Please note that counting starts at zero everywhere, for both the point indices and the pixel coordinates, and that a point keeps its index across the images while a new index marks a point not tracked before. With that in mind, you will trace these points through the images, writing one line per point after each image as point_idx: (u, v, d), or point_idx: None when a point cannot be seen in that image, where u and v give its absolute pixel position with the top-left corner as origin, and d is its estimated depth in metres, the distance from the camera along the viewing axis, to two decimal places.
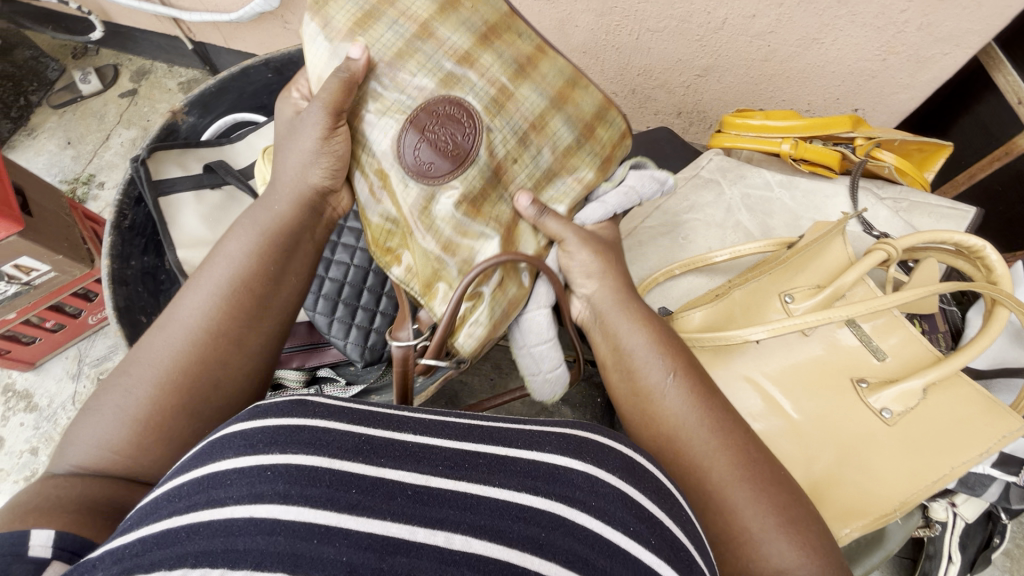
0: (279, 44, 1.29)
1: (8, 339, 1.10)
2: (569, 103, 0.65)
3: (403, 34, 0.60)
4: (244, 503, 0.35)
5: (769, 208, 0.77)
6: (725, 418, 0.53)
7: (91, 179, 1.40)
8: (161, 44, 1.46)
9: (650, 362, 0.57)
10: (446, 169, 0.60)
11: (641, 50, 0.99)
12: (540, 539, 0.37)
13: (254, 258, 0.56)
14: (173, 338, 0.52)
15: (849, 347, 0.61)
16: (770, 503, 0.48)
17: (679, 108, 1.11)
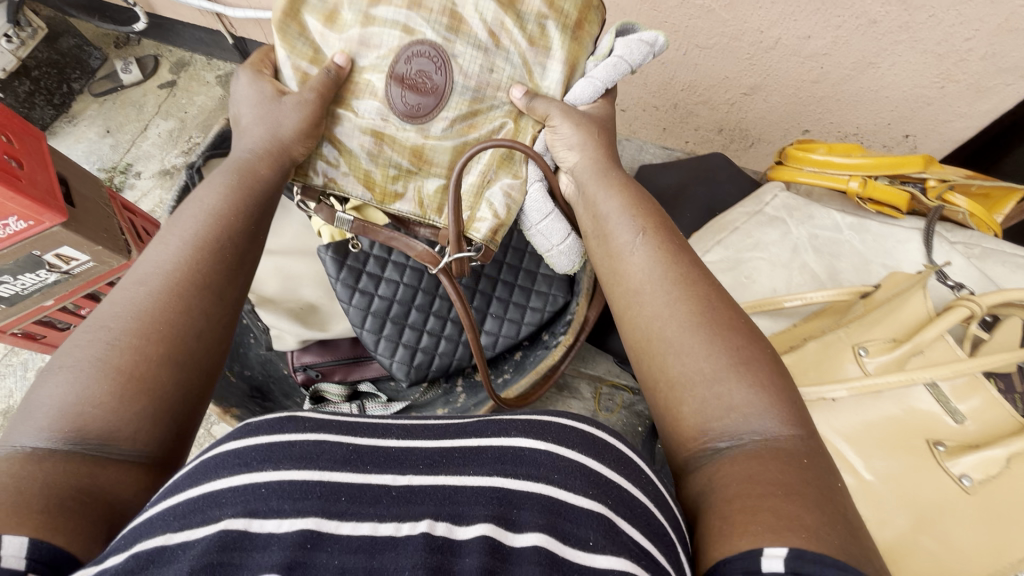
0: None
1: (44, 324, 1.12)
2: (520, 1, 0.69)
3: (358, 6, 0.69)
4: (239, 518, 0.35)
5: (838, 250, 0.76)
6: (694, 275, 0.51)
7: (128, 169, 1.42)
8: (201, 37, 1.48)
9: (620, 225, 0.58)
10: (433, 103, 0.71)
11: (688, 66, 0.97)
12: (514, 518, 0.37)
13: (221, 197, 0.56)
14: (146, 282, 0.49)
15: (926, 409, 0.59)
16: (722, 343, 0.46)
17: (721, 125, 1.08)
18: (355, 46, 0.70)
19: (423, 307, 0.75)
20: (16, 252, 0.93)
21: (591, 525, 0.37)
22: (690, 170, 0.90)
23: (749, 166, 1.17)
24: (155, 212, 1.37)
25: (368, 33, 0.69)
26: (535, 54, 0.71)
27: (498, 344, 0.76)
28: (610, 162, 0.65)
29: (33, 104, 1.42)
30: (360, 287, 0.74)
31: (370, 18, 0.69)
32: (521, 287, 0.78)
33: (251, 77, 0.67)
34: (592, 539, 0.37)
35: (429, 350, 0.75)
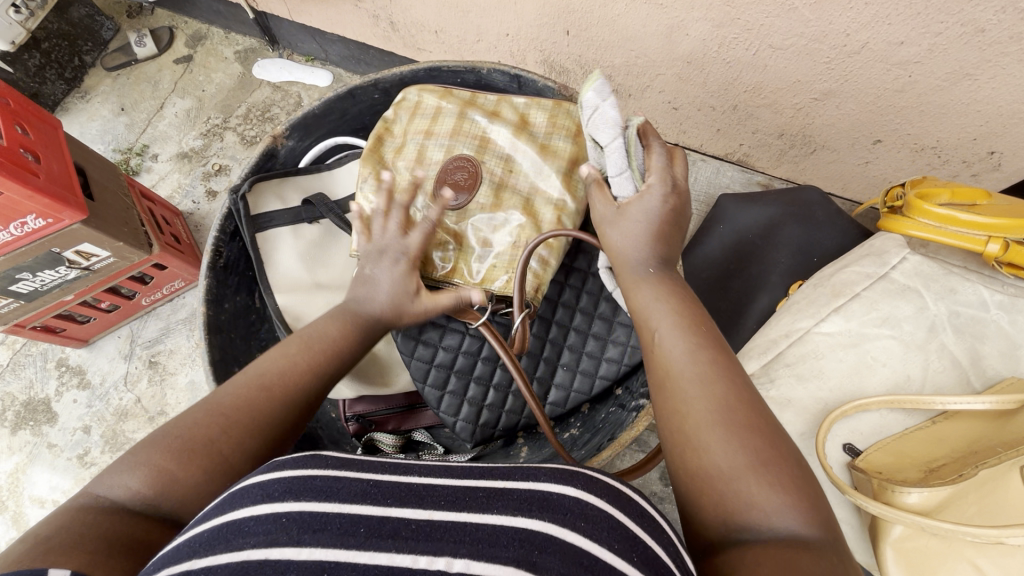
0: (345, 20, 1.22)
1: (64, 318, 1.09)
2: (532, 124, 0.73)
3: (414, 142, 0.73)
4: (261, 546, 0.36)
5: (981, 331, 0.64)
6: (737, 380, 0.45)
7: (145, 150, 1.35)
8: (219, 9, 1.39)
9: (658, 312, 0.51)
10: (463, 194, 0.70)
11: (756, 67, 0.89)
12: (533, 559, 0.36)
13: (335, 320, 0.59)
14: (268, 387, 0.51)
15: None
16: (749, 444, 0.41)
17: (783, 129, 1.00)
18: (412, 164, 0.72)
19: (489, 359, 0.70)
20: (35, 251, 0.88)
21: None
22: (786, 207, 0.84)
23: (808, 173, 1.09)
24: (174, 197, 1.32)
25: (424, 154, 0.72)
26: (550, 158, 0.71)
27: (568, 400, 0.72)
28: (661, 230, 0.56)
29: (44, 78, 1.35)
30: (424, 339, 0.70)
31: (423, 148, 0.72)
32: (595, 336, 0.72)
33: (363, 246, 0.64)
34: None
35: (495, 406, 0.71)
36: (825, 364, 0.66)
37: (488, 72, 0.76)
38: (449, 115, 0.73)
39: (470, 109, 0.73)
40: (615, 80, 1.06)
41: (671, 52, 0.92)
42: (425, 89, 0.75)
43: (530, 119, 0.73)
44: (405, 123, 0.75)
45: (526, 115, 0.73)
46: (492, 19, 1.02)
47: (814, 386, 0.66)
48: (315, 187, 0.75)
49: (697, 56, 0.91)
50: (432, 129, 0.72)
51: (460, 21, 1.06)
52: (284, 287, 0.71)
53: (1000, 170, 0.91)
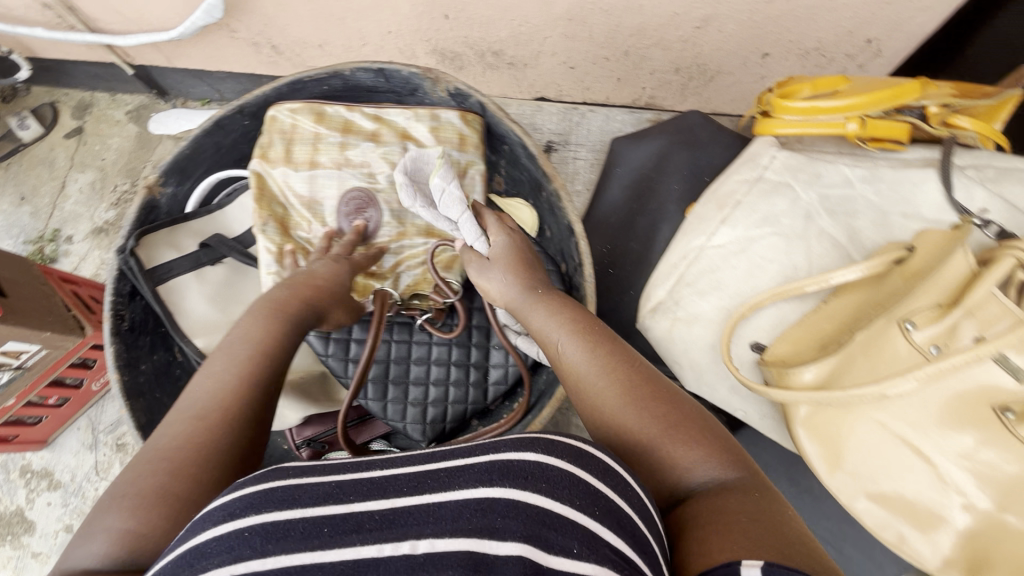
0: (227, 53, 1.18)
1: (13, 424, 1.04)
2: (413, 140, 0.75)
3: (302, 175, 0.74)
4: (224, 565, 0.35)
5: (852, 208, 0.68)
6: (624, 358, 0.52)
7: (57, 235, 1.30)
8: (99, 73, 1.34)
9: (551, 327, 0.56)
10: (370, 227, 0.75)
11: (633, 9, 0.90)
12: (494, 526, 0.38)
13: (260, 331, 0.54)
14: (203, 416, 0.47)
15: (1000, 384, 0.50)
16: (649, 412, 0.48)
17: (677, 64, 1.02)
18: (307, 201, 0.74)
19: (422, 359, 0.73)
20: None
21: (575, 535, 0.38)
22: (672, 134, 0.86)
23: (713, 100, 1.12)
24: (100, 275, 1.27)
25: (316, 188, 0.75)
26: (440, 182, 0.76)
27: (509, 375, 0.73)
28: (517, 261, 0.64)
29: None
30: (353, 356, 0.72)
31: (314, 180, 0.74)
32: None
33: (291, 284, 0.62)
34: (577, 547, 0.38)
35: (440, 400, 0.72)
36: (721, 275, 0.69)
37: (350, 73, 0.74)
38: (333, 144, 0.74)
39: (354, 135, 0.75)
40: (507, 54, 1.05)
41: (550, 13, 0.92)
42: (297, 109, 0.74)
43: (412, 132, 0.75)
44: (284, 149, 0.74)
45: (409, 131, 0.75)
46: (369, 20, 1.01)
47: (705, 302, 0.69)
48: (209, 230, 0.76)
49: (575, 12, 0.92)
50: (316, 160, 0.74)
51: (341, 30, 1.05)
52: (201, 331, 0.72)
53: (882, 56, 0.95)
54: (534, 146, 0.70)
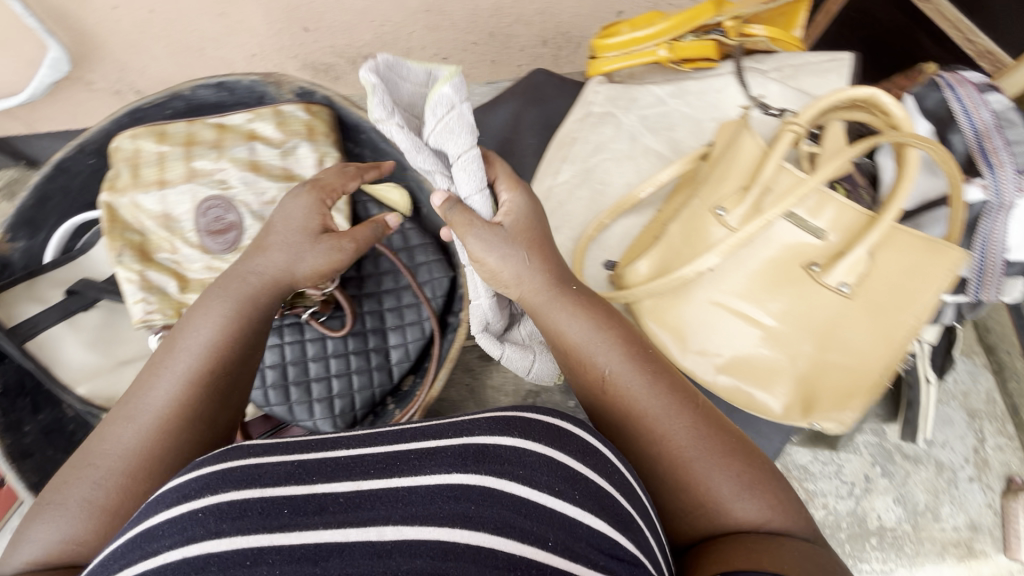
0: (88, 108, 1.11)
1: None
2: (260, 138, 0.74)
3: (153, 196, 0.73)
4: (177, 547, 0.37)
5: (670, 122, 0.76)
6: (682, 390, 0.53)
7: None
8: None
9: (597, 341, 0.55)
10: (231, 233, 0.73)
11: None
12: (468, 513, 0.40)
13: (214, 336, 0.53)
14: (141, 425, 0.48)
15: (789, 239, 0.63)
16: (722, 461, 0.49)
17: (544, 37, 1.07)
18: (162, 221, 0.73)
19: (319, 356, 0.74)
20: None
21: (552, 525, 0.41)
22: (521, 95, 0.88)
23: None
24: None
25: (170, 205, 0.73)
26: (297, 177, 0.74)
27: (410, 352, 0.76)
28: (536, 241, 0.58)
29: None
30: None
31: (166, 200, 0.73)
32: (403, 287, 0.77)
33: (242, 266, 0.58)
34: (552, 538, 0.40)
35: (345, 392, 0.74)
36: (569, 208, 0.76)
37: (191, 92, 0.75)
38: (179, 158, 0.73)
39: (197, 150, 0.73)
40: (379, 56, 1.06)
41: (406, 7, 0.94)
42: (138, 135, 0.73)
43: (258, 131, 0.74)
44: (130, 176, 0.73)
45: (254, 131, 0.74)
46: (230, 48, 0.99)
47: (565, 232, 0.76)
48: (75, 276, 0.78)
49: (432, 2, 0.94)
50: (165, 178, 0.73)
51: (203, 61, 1.02)
52: (80, 378, 0.73)
53: None
54: (388, 127, 0.72)
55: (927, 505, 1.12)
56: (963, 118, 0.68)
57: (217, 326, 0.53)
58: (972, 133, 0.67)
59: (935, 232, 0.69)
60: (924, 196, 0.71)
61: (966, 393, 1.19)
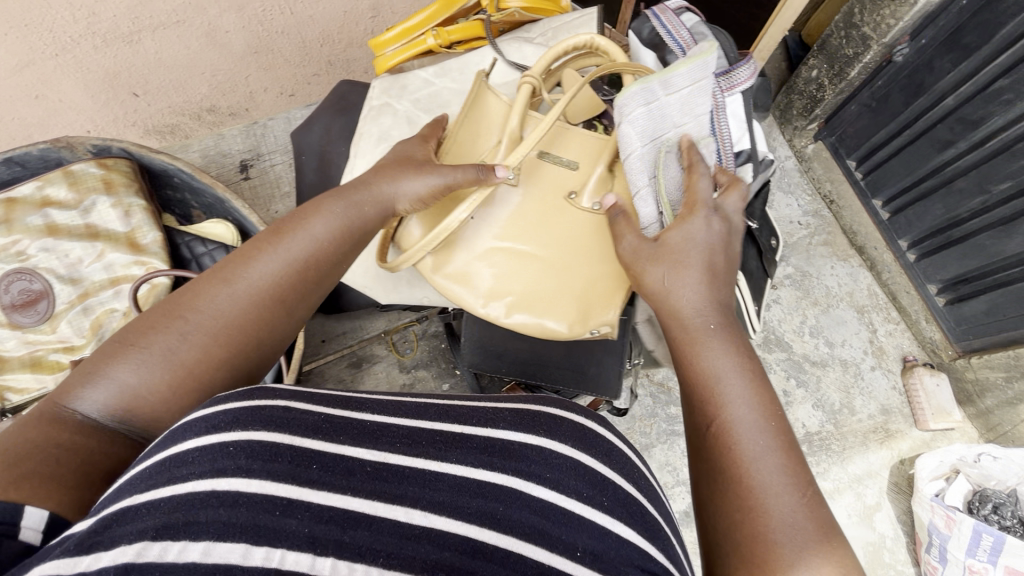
0: None
1: None
2: (54, 203, 0.80)
3: None
4: (206, 478, 0.33)
5: (441, 100, 0.80)
6: (804, 465, 0.44)
7: None
8: None
9: (733, 381, 0.48)
10: (41, 304, 0.81)
11: (304, 20, 0.97)
12: (496, 514, 0.37)
13: (330, 235, 0.54)
14: (240, 291, 0.47)
15: (551, 172, 0.70)
16: (820, 529, 0.40)
17: None
18: None
19: None
20: None
21: (582, 533, 0.38)
22: (329, 111, 0.91)
23: None
24: None
25: None
26: (102, 237, 0.83)
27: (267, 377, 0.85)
28: (678, 264, 0.57)
29: None
30: None
31: None
32: None
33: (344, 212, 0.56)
34: (582, 548, 0.37)
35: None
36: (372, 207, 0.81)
37: None
38: None
39: None
40: (223, 107, 1.07)
41: (232, 52, 0.95)
42: None
43: (52, 197, 0.80)
44: None
45: (47, 197, 0.80)
46: (58, 129, 0.96)
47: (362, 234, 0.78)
48: None
49: (257, 44, 0.96)
50: None
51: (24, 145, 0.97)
52: None
53: None
54: (189, 167, 0.80)
55: (843, 403, 1.20)
56: (669, 39, 0.70)
57: (332, 230, 0.54)
58: (677, 50, 0.70)
59: None
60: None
61: (851, 292, 1.29)
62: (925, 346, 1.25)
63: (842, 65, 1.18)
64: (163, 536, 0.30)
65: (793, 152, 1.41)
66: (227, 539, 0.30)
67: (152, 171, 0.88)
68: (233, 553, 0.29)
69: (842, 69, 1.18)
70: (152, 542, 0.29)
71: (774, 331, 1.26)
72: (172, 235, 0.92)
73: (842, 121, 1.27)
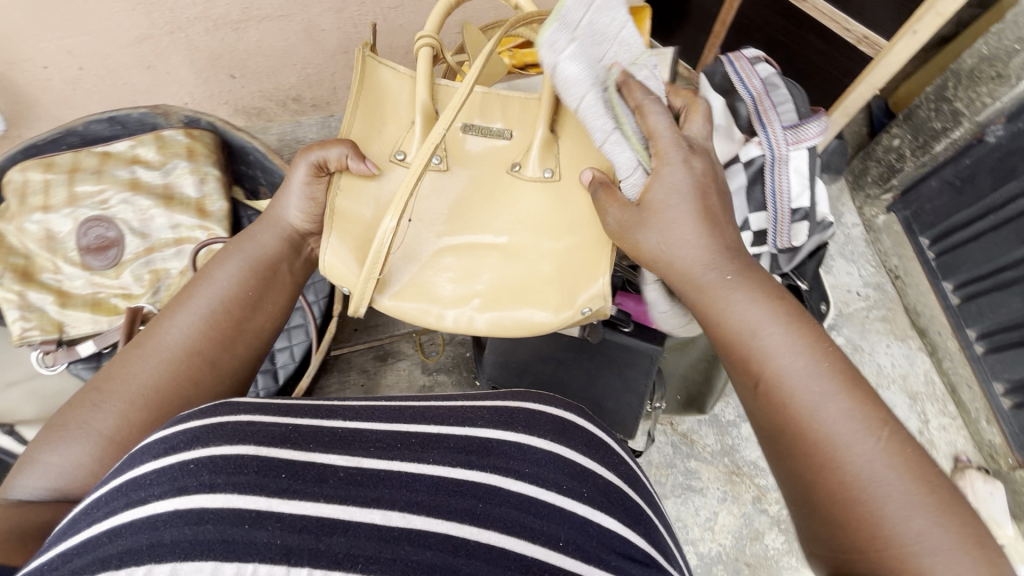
0: None
1: None
2: (142, 162, 0.87)
3: (37, 220, 0.85)
4: (166, 497, 0.34)
5: None
6: (871, 401, 0.46)
7: None
8: None
9: (771, 333, 0.50)
10: (112, 249, 0.86)
11: (395, 27, 1.02)
12: (476, 509, 0.39)
13: (235, 282, 0.60)
14: (155, 355, 0.54)
15: (480, 150, 0.68)
16: (901, 463, 0.43)
17: None
18: (46, 244, 0.85)
19: None
20: None
21: (563, 524, 0.41)
22: None
23: None
24: None
25: (52, 228, 0.85)
26: (175, 197, 0.88)
27: (295, 353, 0.86)
28: (674, 223, 0.55)
29: None
30: None
31: (49, 224, 0.85)
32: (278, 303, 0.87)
33: (236, 260, 0.61)
34: (564, 539, 0.40)
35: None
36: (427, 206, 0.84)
37: (85, 128, 0.87)
38: (60, 185, 0.85)
39: (80, 177, 0.85)
40: (308, 97, 1.14)
41: (325, 48, 1.02)
42: (27, 168, 0.84)
43: (141, 156, 0.87)
44: (15, 204, 0.85)
45: (137, 156, 0.87)
46: (162, 99, 1.05)
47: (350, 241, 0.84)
48: None
49: (349, 44, 1.03)
50: (48, 203, 0.85)
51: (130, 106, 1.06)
52: None
53: None
54: (263, 146, 0.86)
55: None
56: (741, 86, 0.69)
57: (233, 277, 0.60)
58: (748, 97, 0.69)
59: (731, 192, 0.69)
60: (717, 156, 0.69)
61: (905, 376, 1.22)
62: (982, 449, 1.16)
63: (928, 137, 1.13)
64: (126, 562, 0.31)
65: (862, 221, 1.35)
66: (194, 558, 0.31)
67: (232, 151, 0.95)
68: (201, 570, 0.31)
69: (927, 142, 1.13)
70: (116, 569, 0.30)
71: None
72: (238, 208, 0.98)
73: (920, 195, 1.21)
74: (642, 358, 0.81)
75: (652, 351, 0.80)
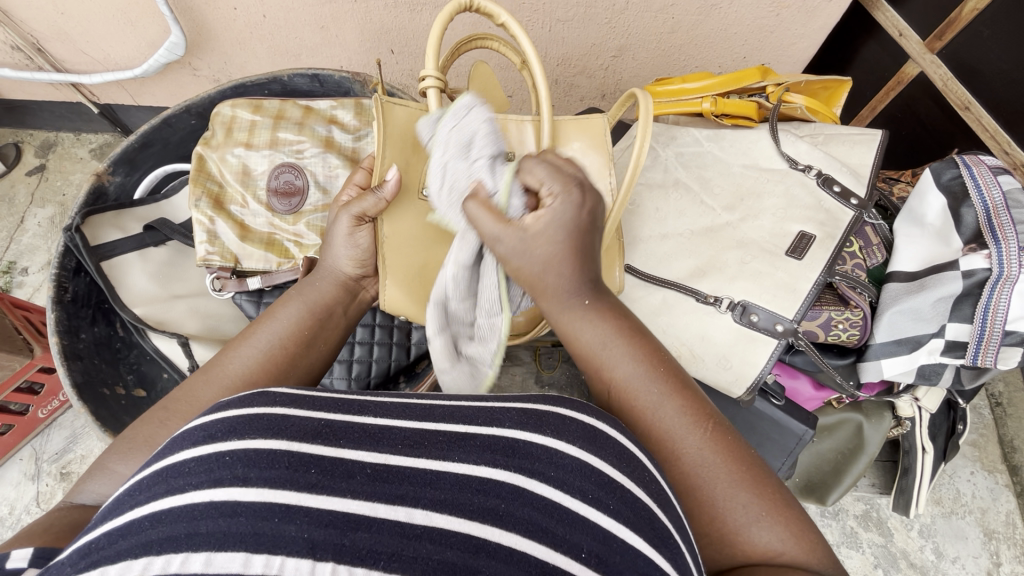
0: (190, 93, 1.24)
1: None
2: (338, 123, 0.87)
3: (238, 156, 0.84)
4: (204, 488, 0.33)
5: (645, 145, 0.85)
6: (698, 403, 0.48)
7: (12, 267, 1.27)
8: (61, 113, 1.37)
9: (610, 349, 0.49)
10: (294, 197, 0.84)
11: (556, 41, 1.01)
12: (500, 511, 0.35)
13: (291, 323, 0.57)
14: (212, 381, 0.53)
15: None
16: (739, 473, 0.45)
17: (602, 90, 1.14)
18: (240, 178, 0.84)
19: None
20: None
21: (586, 534, 0.36)
22: None
23: None
24: None
25: (249, 164, 0.85)
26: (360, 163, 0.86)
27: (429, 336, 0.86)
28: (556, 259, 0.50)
29: None
30: None
31: (246, 160, 0.84)
32: None
33: (288, 304, 0.59)
34: (587, 550, 0.35)
35: (364, 359, 0.83)
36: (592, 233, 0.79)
37: (289, 78, 0.88)
38: (265, 127, 0.85)
39: (282, 125, 0.85)
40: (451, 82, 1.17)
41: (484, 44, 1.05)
42: (236, 104, 0.85)
43: (338, 117, 0.87)
44: (221, 136, 0.85)
45: (334, 116, 0.87)
46: (322, 57, 1.11)
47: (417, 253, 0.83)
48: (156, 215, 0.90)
49: None
50: (250, 142, 0.84)
51: (294, 61, 1.13)
52: (141, 301, 0.84)
53: None
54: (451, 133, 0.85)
55: None
56: (975, 193, 0.67)
57: (291, 319, 0.57)
58: (979, 206, 0.66)
59: (937, 292, 0.65)
60: (934, 259, 0.67)
61: (984, 510, 1.10)
62: None
63: None
64: (165, 550, 0.30)
65: None
66: (228, 548, 0.30)
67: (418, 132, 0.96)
68: (233, 562, 0.29)
69: None
70: (155, 556, 0.30)
71: (877, 509, 1.11)
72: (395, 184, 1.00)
73: None
74: (787, 436, 0.77)
75: (801, 434, 0.75)
